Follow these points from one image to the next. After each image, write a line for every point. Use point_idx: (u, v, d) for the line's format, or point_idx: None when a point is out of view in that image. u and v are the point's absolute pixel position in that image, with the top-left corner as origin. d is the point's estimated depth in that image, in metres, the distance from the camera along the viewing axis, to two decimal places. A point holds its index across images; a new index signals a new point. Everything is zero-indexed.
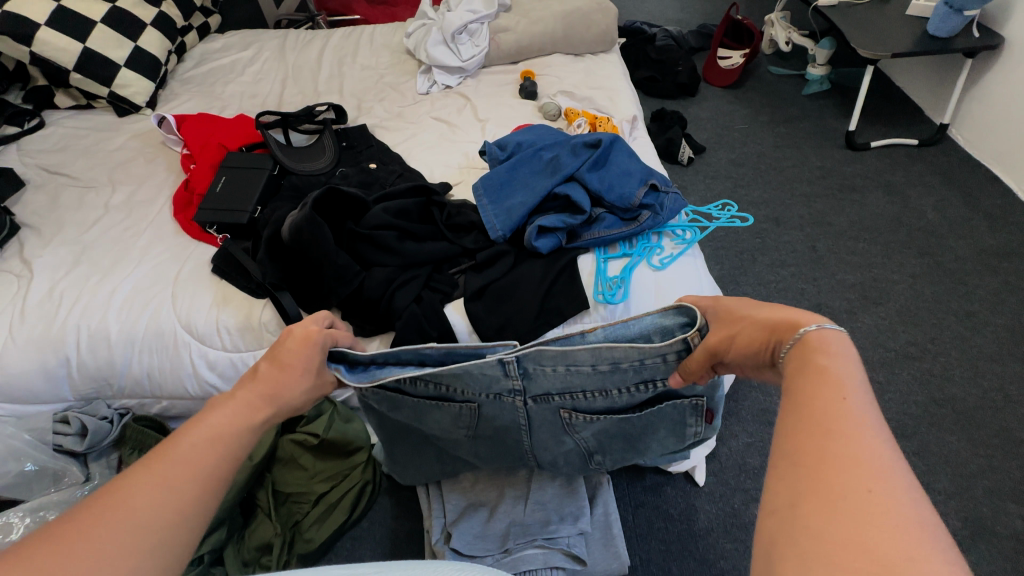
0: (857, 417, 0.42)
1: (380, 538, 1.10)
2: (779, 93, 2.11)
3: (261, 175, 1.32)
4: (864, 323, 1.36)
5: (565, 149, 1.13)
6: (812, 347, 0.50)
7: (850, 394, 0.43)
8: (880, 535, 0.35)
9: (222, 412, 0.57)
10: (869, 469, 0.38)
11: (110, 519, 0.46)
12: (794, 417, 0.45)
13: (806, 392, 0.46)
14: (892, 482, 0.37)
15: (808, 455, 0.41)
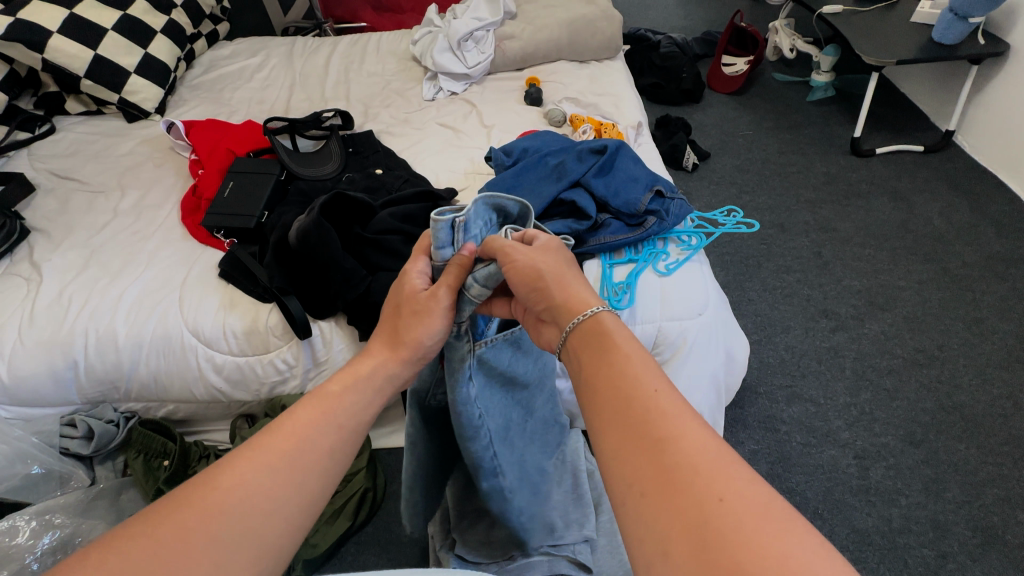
0: (674, 422, 0.46)
1: (384, 543, 1.09)
2: (783, 99, 2.11)
3: (268, 180, 1.33)
4: (871, 329, 1.35)
5: (570, 155, 1.14)
6: (605, 333, 0.56)
7: (651, 396, 0.49)
8: (740, 550, 0.38)
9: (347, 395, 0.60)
10: (701, 475, 0.42)
11: (198, 506, 0.48)
12: (626, 442, 0.47)
13: (614, 397, 0.50)
14: (725, 478, 0.42)
15: (653, 483, 0.44)
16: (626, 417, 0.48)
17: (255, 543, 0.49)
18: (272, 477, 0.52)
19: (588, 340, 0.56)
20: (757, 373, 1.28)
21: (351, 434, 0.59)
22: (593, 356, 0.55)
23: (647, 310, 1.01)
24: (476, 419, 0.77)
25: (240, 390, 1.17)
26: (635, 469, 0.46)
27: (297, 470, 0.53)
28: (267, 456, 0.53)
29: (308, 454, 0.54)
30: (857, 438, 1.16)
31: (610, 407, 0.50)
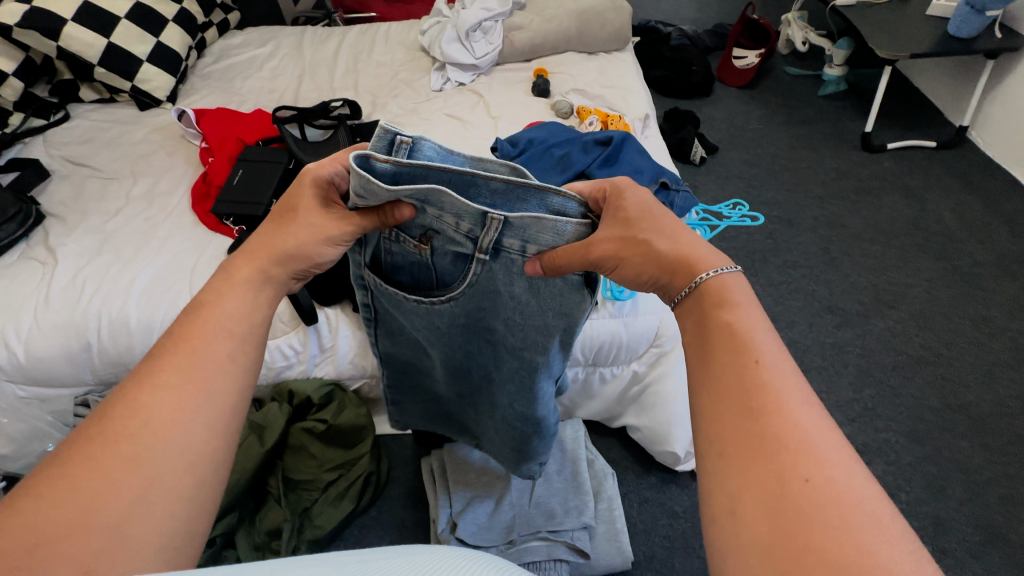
0: (772, 392, 0.45)
1: (387, 526, 1.12)
2: (794, 94, 2.09)
3: (277, 169, 1.35)
4: (878, 326, 1.35)
5: (576, 146, 1.14)
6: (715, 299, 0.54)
7: (764, 362, 0.47)
8: (820, 528, 0.37)
9: (234, 305, 0.61)
10: (809, 458, 0.41)
11: (110, 436, 0.49)
12: (718, 403, 0.47)
13: (718, 358, 0.49)
14: (823, 459, 0.41)
15: (739, 447, 0.43)
16: (722, 375, 0.48)
17: (181, 449, 0.51)
18: (184, 397, 0.53)
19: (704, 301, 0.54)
20: None
21: (248, 337, 0.61)
22: (710, 318, 0.52)
23: (650, 299, 1.00)
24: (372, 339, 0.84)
25: None
26: (722, 434, 0.45)
27: (202, 382, 0.55)
28: (173, 378, 0.54)
29: (206, 367, 0.56)
30: (859, 433, 1.16)
31: (717, 362, 0.49)
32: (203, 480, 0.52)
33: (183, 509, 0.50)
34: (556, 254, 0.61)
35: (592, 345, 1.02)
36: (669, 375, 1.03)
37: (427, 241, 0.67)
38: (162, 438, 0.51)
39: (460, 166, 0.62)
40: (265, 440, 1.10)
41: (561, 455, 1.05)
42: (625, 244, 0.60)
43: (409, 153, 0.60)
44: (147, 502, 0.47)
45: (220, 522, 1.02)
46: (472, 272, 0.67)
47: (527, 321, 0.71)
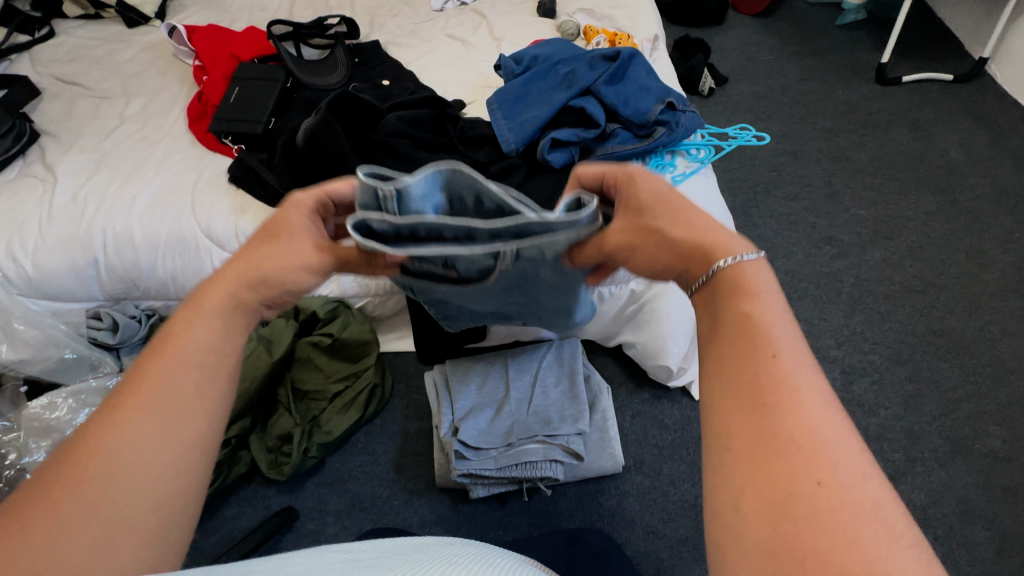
0: (790, 383, 0.37)
1: (392, 434, 1.17)
2: (810, 23, 2.00)
3: (274, 87, 1.31)
4: (873, 257, 1.36)
5: (582, 62, 1.11)
6: (734, 275, 0.43)
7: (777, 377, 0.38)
8: (835, 544, 0.31)
9: (207, 323, 0.50)
10: (826, 456, 0.34)
11: (64, 476, 0.41)
12: (726, 389, 0.39)
13: (735, 337, 0.40)
14: (834, 456, 0.34)
15: (752, 440, 0.36)
16: (731, 363, 0.40)
17: (147, 492, 0.43)
18: (149, 430, 0.44)
19: (721, 280, 0.43)
20: None
21: (228, 361, 0.50)
22: (730, 294, 0.43)
23: None
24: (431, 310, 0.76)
25: None
26: (728, 419, 0.38)
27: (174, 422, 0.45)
28: (137, 409, 0.44)
29: (182, 405, 0.46)
30: (845, 356, 1.20)
31: (728, 343, 0.40)
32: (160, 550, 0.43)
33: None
34: (583, 255, 0.52)
35: None
36: (667, 293, 1.05)
37: (452, 267, 0.52)
38: (121, 478, 0.42)
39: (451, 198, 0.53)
40: (273, 352, 1.13)
41: (558, 369, 1.09)
42: (637, 232, 0.48)
43: (398, 205, 0.50)
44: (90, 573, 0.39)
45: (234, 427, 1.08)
46: (500, 271, 0.52)
47: (562, 285, 0.59)
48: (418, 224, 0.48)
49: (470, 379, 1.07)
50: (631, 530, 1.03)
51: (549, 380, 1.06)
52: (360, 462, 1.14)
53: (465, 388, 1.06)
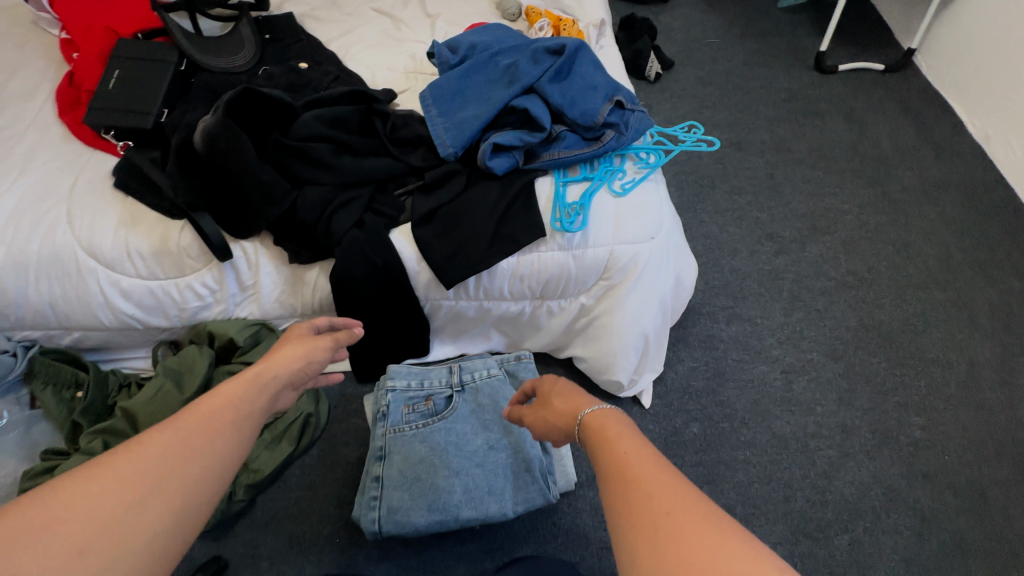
0: (642, 469, 0.47)
1: (330, 465, 1.08)
2: (754, 4, 1.97)
3: (164, 70, 1.11)
4: (811, 253, 1.39)
5: (524, 55, 1.01)
6: (595, 424, 0.55)
7: (641, 470, 0.47)
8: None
9: (249, 386, 0.57)
10: (681, 510, 0.43)
11: (105, 462, 0.45)
12: (612, 496, 0.47)
13: (606, 463, 0.50)
14: (683, 504, 0.43)
15: (637, 522, 0.44)
16: (608, 474, 0.49)
17: (157, 509, 0.44)
18: (178, 446, 0.48)
19: (589, 435, 0.55)
20: (702, 295, 1.31)
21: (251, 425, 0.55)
22: (596, 436, 0.54)
23: (600, 230, 0.96)
24: (392, 429, 0.94)
25: (154, 316, 1.05)
26: (619, 516, 0.46)
27: (166, 487, 0.45)
28: (181, 427, 0.50)
29: (179, 469, 0.47)
30: (786, 355, 1.23)
31: (602, 465, 0.51)
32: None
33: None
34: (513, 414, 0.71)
35: (540, 278, 1.00)
36: (618, 309, 1.02)
37: (430, 376, 1.00)
38: (141, 486, 0.44)
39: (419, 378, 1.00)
40: (185, 388, 1.01)
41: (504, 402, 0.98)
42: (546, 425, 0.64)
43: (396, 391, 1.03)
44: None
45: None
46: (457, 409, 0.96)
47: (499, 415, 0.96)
48: (404, 379, 0.99)
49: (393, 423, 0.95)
50: (586, 548, 1.02)
51: (496, 421, 0.96)
52: (294, 499, 1.04)
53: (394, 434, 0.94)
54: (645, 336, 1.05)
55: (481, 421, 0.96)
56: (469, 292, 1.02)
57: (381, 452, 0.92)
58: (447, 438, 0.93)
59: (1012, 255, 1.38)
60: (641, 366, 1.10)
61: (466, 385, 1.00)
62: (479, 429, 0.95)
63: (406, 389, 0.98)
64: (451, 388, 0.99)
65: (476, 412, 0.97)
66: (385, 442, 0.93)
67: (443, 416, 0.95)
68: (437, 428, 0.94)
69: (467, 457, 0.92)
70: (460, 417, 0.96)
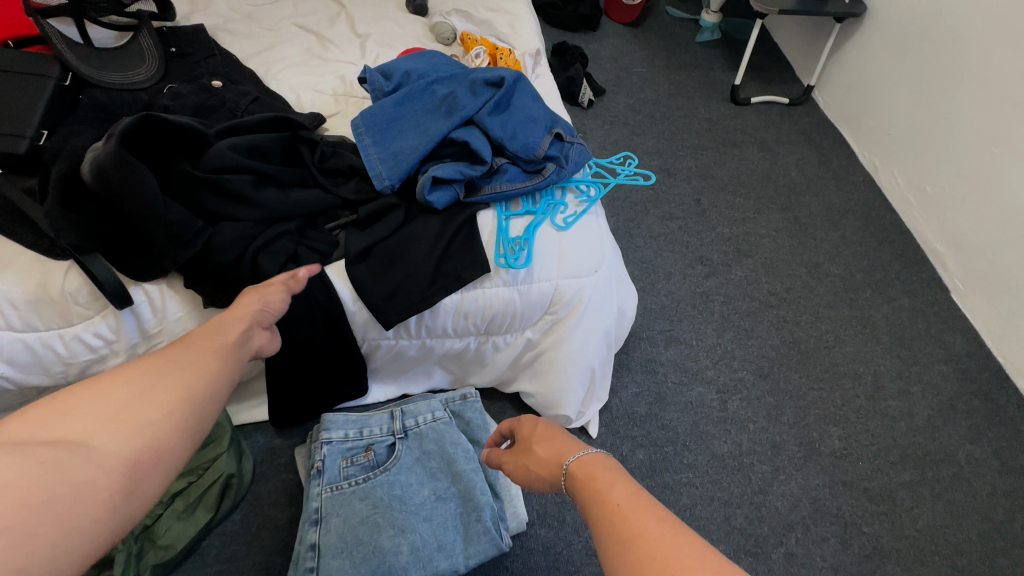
0: (637, 524, 0.48)
1: (257, 530, 0.96)
2: (675, 37, 2.09)
3: (43, 85, 0.95)
4: (736, 275, 1.48)
5: (462, 85, 0.98)
6: (585, 474, 0.55)
7: (630, 514, 0.49)
8: None
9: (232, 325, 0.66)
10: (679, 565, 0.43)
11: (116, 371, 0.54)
12: (610, 553, 0.47)
13: (601, 517, 0.50)
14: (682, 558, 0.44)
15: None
16: (603, 530, 0.49)
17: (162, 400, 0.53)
18: (169, 363, 0.56)
19: (580, 484, 0.55)
20: (641, 320, 1.34)
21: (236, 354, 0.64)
22: (585, 486, 0.54)
23: (544, 265, 0.95)
24: (328, 487, 0.87)
25: (32, 375, 0.90)
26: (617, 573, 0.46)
27: (166, 382, 0.54)
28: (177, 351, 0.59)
29: (175, 369, 0.56)
30: (720, 375, 1.29)
31: (596, 519, 0.51)
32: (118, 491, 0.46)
33: (104, 516, 0.44)
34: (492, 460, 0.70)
35: (484, 314, 0.97)
36: (564, 342, 1.01)
37: (370, 423, 0.95)
38: (146, 381, 0.53)
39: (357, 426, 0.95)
40: None
41: (450, 447, 0.93)
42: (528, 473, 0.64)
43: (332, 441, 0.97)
44: (75, 489, 0.43)
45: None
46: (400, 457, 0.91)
47: (446, 462, 0.92)
48: (341, 427, 0.93)
49: (329, 480, 0.88)
50: None
51: (443, 468, 0.91)
52: (213, 573, 0.92)
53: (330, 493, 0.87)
54: (591, 368, 1.05)
55: (427, 471, 0.91)
56: (410, 331, 0.97)
57: (317, 516, 0.84)
58: (390, 492, 0.87)
59: (902, 274, 1.55)
60: (588, 397, 1.10)
61: (410, 431, 0.95)
62: (424, 480, 0.90)
63: (343, 439, 0.92)
64: (393, 435, 0.94)
65: (422, 460, 0.92)
66: (321, 503, 0.85)
67: (385, 465, 0.90)
68: (378, 483, 0.88)
69: (413, 513, 0.86)
70: (405, 466, 0.90)
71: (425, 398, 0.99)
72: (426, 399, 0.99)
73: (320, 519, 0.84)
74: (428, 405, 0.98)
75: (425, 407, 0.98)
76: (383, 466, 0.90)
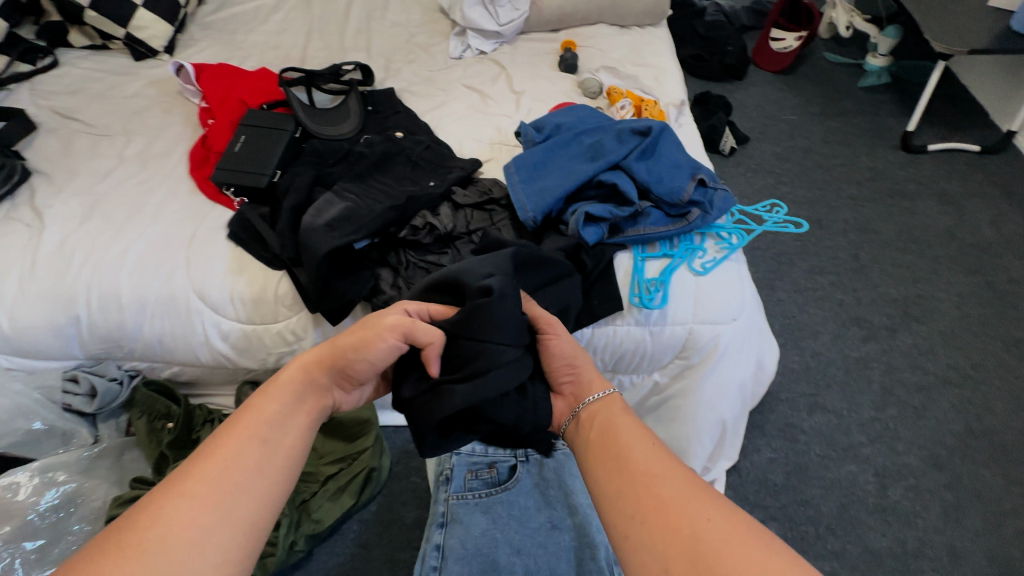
0: (653, 470, 0.56)
1: (387, 523, 1.07)
2: (833, 82, 1.97)
3: (282, 137, 1.24)
4: (904, 342, 1.29)
5: (609, 135, 1.05)
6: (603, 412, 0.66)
7: (688, 499, 0.52)
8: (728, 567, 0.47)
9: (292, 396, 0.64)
10: (694, 509, 0.51)
11: (184, 476, 0.55)
12: (624, 482, 0.56)
13: (616, 454, 0.59)
14: (702, 504, 0.52)
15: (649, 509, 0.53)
16: (618, 466, 0.58)
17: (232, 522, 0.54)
18: (224, 474, 0.56)
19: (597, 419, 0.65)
20: (780, 379, 1.23)
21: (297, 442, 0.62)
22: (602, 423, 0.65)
23: (679, 308, 0.95)
24: (454, 496, 0.93)
25: (246, 358, 1.14)
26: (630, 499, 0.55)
27: (228, 500, 0.55)
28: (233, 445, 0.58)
29: (237, 482, 0.56)
30: (878, 455, 1.12)
31: (611, 455, 0.60)
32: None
33: None
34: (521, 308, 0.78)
35: (614, 351, 0.99)
36: (695, 390, 0.98)
37: (494, 442, 1.00)
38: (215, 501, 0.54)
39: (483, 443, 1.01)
40: None
41: (568, 479, 0.95)
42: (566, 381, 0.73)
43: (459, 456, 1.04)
44: None
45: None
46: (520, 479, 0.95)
47: (564, 492, 0.93)
48: (469, 441, 1.00)
49: (455, 490, 0.94)
50: None
51: (561, 498, 0.93)
52: (349, 556, 1.04)
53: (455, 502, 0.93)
54: (721, 422, 1.00)
55: (546, 497, 0.93)
56: None
57: (443, 520, 0.90)
58: (510, 512, 0.91)
59: None
60: (715, 453, 1.05)
61: (530, 456, 0.99)
62: (542, 507, 0.92)
63: (470, 453, 0.99)
64: (515, 457, 0.98)
65: (540, 485, 0.95)
66: (447, 510, 0.92)
67: (505, 485, 0.94)
68: (499, 500, 0.92)
69: (530, 536, 0.88)
70: (524, 489, 0.94)
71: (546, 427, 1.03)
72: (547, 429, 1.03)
73: (446, 524, 0.90)
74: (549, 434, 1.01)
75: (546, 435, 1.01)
76: (504, 485, 0.94)
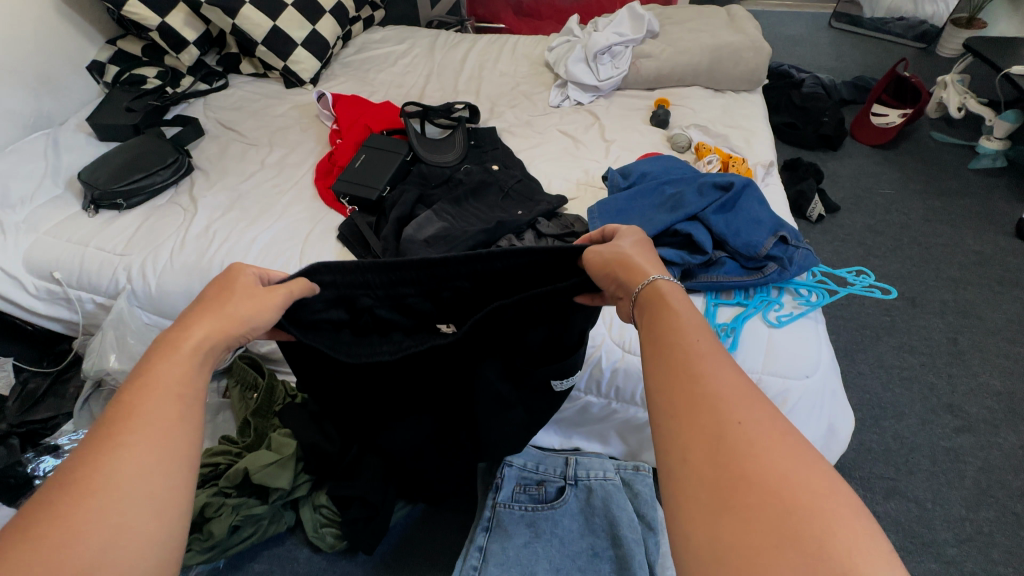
0: (711, 365, 0.48)
1: (434, 523, 1.12)
2: (939, 161, 1.90)
3: (395, 159, 1.42)
4: (1006, 441, 1.17)
5: (691, 186, 1.09)
6: (658, 293, 0.57)
7: (729, 400, 0.45)
8: (758, 485, 0.40)
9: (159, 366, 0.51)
10: (750, 423, 0.44)
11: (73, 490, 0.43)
12: (668, 371, 0.49)
13: (665, 343, 0.52)
14: (761, 423, 0.44)
15: (689, 403, 0.46)
16: (668, 353, 0.51)
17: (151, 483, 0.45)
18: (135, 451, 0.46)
19: (647, 300, 0.57)
20: (854, 456, 1.15)
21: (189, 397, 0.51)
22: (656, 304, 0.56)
23: (750, 357, 0.95)
24: (500, 505, 0.96)
25: None
26: (673, 391, 0.48)
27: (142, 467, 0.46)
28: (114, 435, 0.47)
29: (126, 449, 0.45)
30: (966, 559, 1.01)
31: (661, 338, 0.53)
32: (160, 575, 0.43)
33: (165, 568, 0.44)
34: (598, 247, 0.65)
35: None
36: None
37: (546, 462, 1.02)
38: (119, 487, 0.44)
39: (538, 461, 1.02)
40: None
41: (615, 507, 0.94)
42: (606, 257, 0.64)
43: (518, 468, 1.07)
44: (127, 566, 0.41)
45: (299, 477, 1.04)
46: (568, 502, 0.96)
47: (607, 522, 0.93)
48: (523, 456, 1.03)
49: (503, 500, 0.97)
50: None
51: (605, 527, 0.93)
52: (392, 547, 1.09)
53: (500, 512, 0.95)
54: None
55: (589, 524, 0.94)
56: (600, 388, 1.03)
57: (486, 528, 0.94)
58: (552, 532, 0.93)
59: None
60: None
61: (580, 481, 0.99)
62: (585, 532, 0.93)
63: (521, 467, 1.01)
64: (563, 480, 0.99)
65: (584, 511, 0.95)
66: (492, 518, 0.95)
67: (551, 505, 0.96)
68: (541, 518, 0.94)
69: (568, 559, 0.90)
70: (567, 514, 0.95)
71: (600, 457, 1.03)
72: (599, 458, 1.03)
73: (489, 535, 0.93)
74: (601, 462, 1.01)
75: (600, 463, 1.01)
76: (549, 504, 0.96)
